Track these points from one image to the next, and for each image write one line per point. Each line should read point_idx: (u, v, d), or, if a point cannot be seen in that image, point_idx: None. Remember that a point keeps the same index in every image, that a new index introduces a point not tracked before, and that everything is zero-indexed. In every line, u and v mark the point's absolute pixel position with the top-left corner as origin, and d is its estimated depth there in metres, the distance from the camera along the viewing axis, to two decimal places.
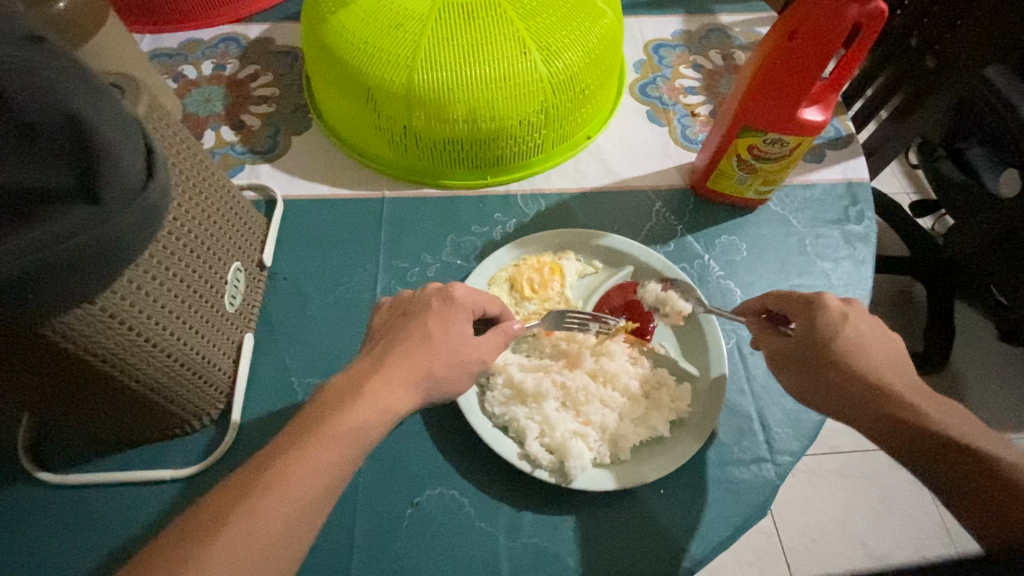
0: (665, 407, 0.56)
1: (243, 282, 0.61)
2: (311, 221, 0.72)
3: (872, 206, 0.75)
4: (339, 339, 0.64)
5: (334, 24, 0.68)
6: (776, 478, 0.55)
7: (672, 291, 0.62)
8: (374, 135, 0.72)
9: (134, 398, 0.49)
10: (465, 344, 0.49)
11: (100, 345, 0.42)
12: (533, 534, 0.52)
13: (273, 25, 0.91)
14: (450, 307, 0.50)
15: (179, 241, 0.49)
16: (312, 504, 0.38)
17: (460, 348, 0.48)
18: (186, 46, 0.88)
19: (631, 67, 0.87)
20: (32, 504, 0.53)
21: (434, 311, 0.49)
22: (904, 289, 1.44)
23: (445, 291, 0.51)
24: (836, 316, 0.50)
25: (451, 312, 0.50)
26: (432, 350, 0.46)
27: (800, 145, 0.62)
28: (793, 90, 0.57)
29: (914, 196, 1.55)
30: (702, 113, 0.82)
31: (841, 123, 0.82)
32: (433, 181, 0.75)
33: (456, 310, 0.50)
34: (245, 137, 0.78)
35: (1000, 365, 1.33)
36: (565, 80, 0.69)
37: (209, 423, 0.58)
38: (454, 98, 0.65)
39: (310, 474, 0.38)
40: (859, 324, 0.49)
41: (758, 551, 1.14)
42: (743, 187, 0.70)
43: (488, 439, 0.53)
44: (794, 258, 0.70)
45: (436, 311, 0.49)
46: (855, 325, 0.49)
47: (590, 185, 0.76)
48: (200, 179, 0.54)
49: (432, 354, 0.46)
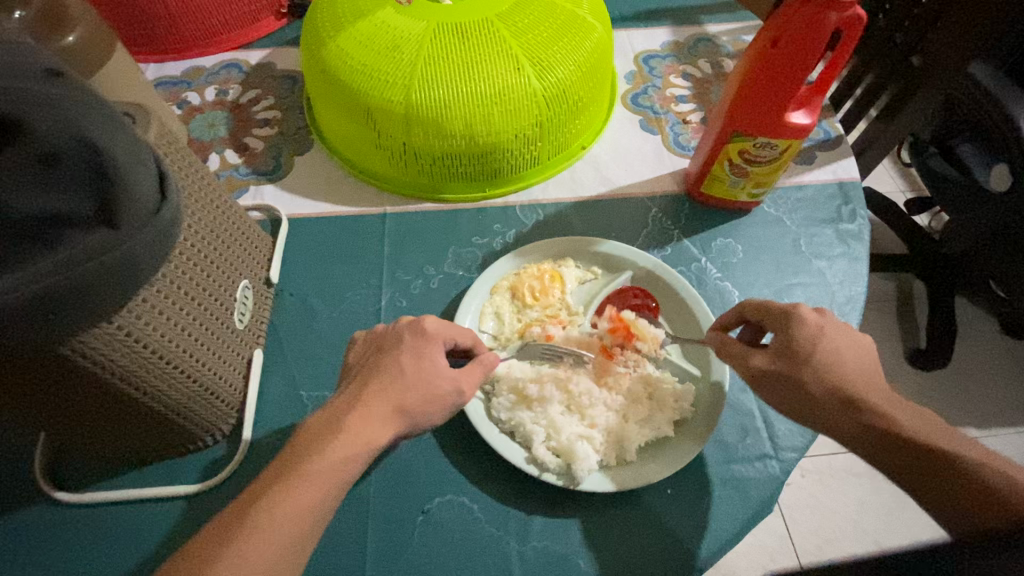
0: (668, 408, 0.57)
1: (251, 299, 0.62)
2: (316, 238, 0.74)
3: (864, 204, 0.76)
4: (346, 353, 0.65)
5: (333, 48, 0.70)
6: (782, 474, 0.56)
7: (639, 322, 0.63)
8: (374, 153, 0.74)
9: (148, 415, 0.50)
10: (440, 375, 0.49)
11: (116, 363, 0.43)
12: (543, 538, 0.53)
13: (273, 50, 0.94)
14: (423, 345, 0.50)
15: (191, 261, 0.50)
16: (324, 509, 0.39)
17: (435, 380, 0.48)
18: (190, 73, 0.90)
19: (622, 79, 0.89)
20: (48, 523, 0.54)
21: (406, 348, 0.49)
22: (904, 286, 1.44)
23: (415, 325, 0.51)
24: (813, 329, 0.50)
25: (422, 348, 0.50)
26: (404, 386, 0.47)
27: (789, 148, 0.63)
28: (780, 95, 0.58)
29: (909, 194, 1.57)
30: (693, 120, 0.84)
31: (830, 125, 0.84)
32: (433, 195, 0.77)
33: (428, 344, 0.50)
34: (248, 159, 0.80)
35: (1003, 359, 1.34)
36: (559, 93, 0.71)
37: (221, 439, 0.59)
38: (452, 114, 0.67)
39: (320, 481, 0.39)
40: (835, 337, 0.51)
41: (772, 554, 1.13)
42: (735, 191, 0.72)
43: (496, 445, 0.54)
44: (790, 258, 0.72)
45: (409, 348, 0.49)
46: (831, 338, 0.50)
47: (586, 194, 0.78)
48: (209, 202, 0.56)
49: (406, 388, 0.47)
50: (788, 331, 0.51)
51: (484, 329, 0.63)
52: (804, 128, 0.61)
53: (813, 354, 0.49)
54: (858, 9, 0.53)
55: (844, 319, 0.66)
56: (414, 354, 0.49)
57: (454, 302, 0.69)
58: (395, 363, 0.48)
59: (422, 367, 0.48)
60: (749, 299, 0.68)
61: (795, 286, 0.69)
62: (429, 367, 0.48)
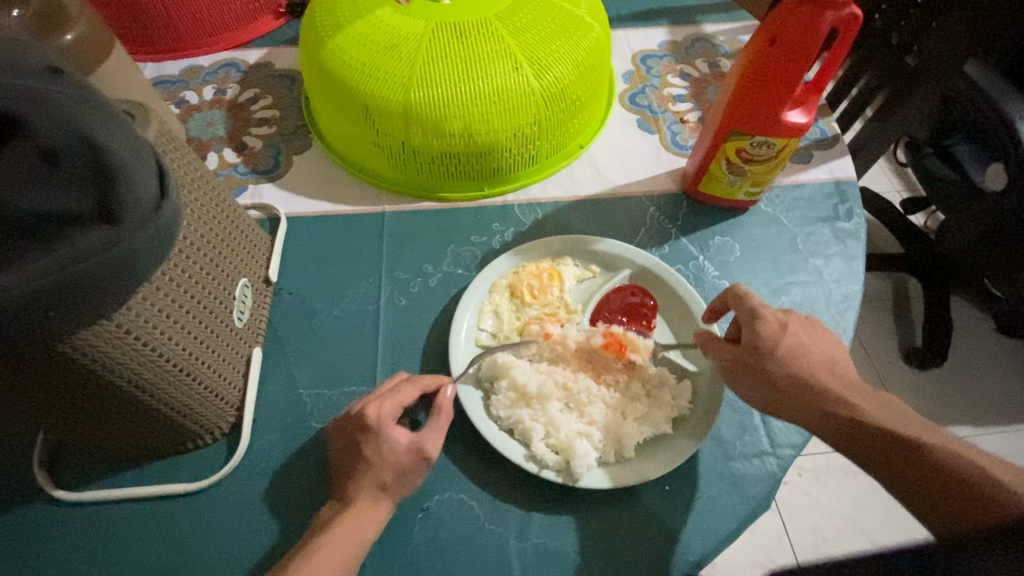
0: (667, 405, 0.57)
1: (250, 298, 0.62)
2: (315, 236, 0.74)
3: (861, 203, 0.77)
4: (345, 351, 0.65)
5: (331, 47, 0.70)
6: (779, 471, 0.57)
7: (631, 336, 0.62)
8: (373, 152, 0.74)
9: (147, 413, 0.50)
10: (399, 450, 0.51)
11: (116, 361, 0.44)
12: (543, 535, 0.53)
13: (271, 49, 0.94)
14: (374, 428, 0.52)
15: (190, 259, 0.50)
16: None
17: (393, 456, 0.51)
18: (188, 72, 0.90)
19: (620, 78, 0.90)
20: (47, 522, 0.54)
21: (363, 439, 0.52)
22: (901, 285, 1.45)
23: (363, 417, 0.53)
24: (775, 326, 0.54)
25: (376, 433, 0.52)
26: (378, 468, 0.51)
27: (786, 147, 0.64)
28: (777, 93, 0.59)
29: (904, 194, 1.57)
30: (691, 119, 0.85)
31: (826, 124, 0.84)
32: (432, 194, 0.77)
33: (378, 428, 0.52)
34: (247, 158, 0.80)
35: (999, 358, 1.35)
36: (557, 92, 0.71)
37: (220, 437, 0.59)
38: (450, 114, 0.67)
39: None
40: (798, 332, 0.54)
41: (769, 552, 1.14)
42: (733, 190, 0.72)
43: (495, 442, 0.54)
44: (787, 256, 0.72)
45: (364, 437, 0.52)
46: (793, 332, 0.54)
47: (585, 193, 0.78)
48: (208, 200, 0.56)
49: (384, 470, 0.51)
50: (754, 330, 0.54)
51: (483, 327, 0.63)
52: (799, 126, 0.61)
53: (777, 349, 0.52)
54: (855, 8, 0.53)
55: (841, 317, 0.67)
56: (370, 443, 0.52)
57: (453, 301, 0.69)
58: (360, 454, 0.52)
59: (379, 451, 0.51)
60: None
61: (793, 284, 0.70)
62: (387, 450, 0.51)
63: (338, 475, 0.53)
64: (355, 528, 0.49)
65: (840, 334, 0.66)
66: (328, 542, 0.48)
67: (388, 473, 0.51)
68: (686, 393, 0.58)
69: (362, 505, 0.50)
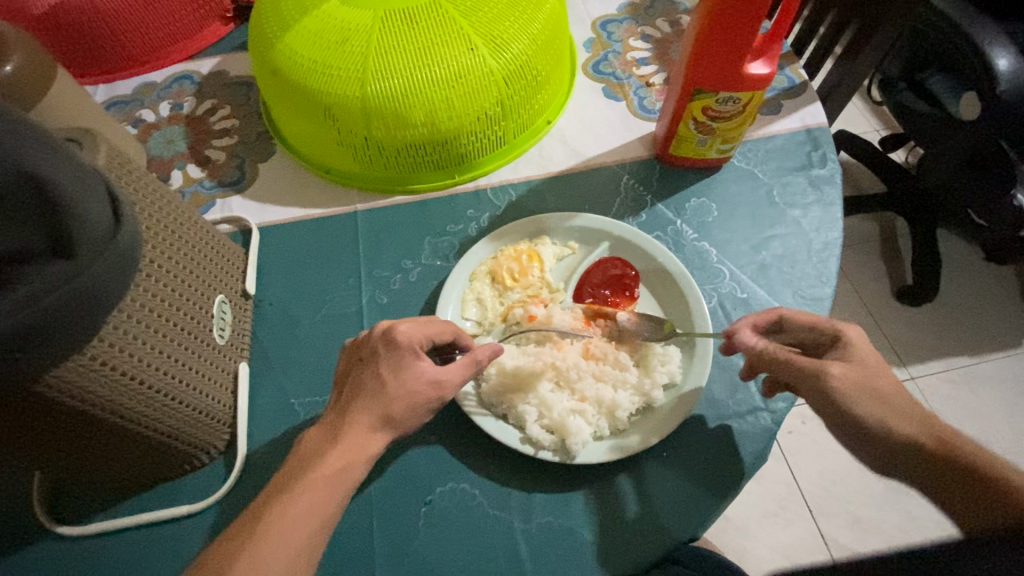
0: (657, 372, 0.58)
1: (229, 314, 0.61)
2: (290, 244, 0.73)
3: (834, 148, 0.76)
4: (331, 356, 0.65)
5: (281, 48, 0.68)
6: (773, 425, 0.57)
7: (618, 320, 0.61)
8: (338, 151, 0.73)
9: (138, 440, 0.50)
10: (420, 380, 0.50)
11: (96, 393, 0.43)
12: (545, 513, 0.53)
13: (224, 56, 0.92)
14: (398, 353, 0.50)
15: (161, 282, 0.49)
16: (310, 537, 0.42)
17: (415, 384, 0.49)
18: (141, 90, 0.88)
19: (582, 47, 0.88)
20: (56, 558, 0.54)
21: (382, 357, 0.50)
22: (887, 225, 1.45)
23: (389, 335, 0.51)
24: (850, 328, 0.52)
25: (399, 354, 0.50)
26: (388, 395, 0.48)
27: (752, 100, 0.63)
28: (736, 46, 0.58)
29: (883, 132, 1.57)
30: (657, 82, 0.83)
31: (793, 72, 0.83)
32: (403, 187, 0.76)
33: (405, 353, 0.50)
34: (212, 172, 0.79)
35: (991, 285, 1.36)
36: (516, 70, 0.70)
37: (217, 455, 0.59)
38: (410, 104, 0.66)
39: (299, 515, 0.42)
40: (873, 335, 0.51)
41: (781, 501, 1.16)
42: (704, 149, 0.71)
43: (490, 429, 0.54)
44: (765, 210, 0.72)
45: (385, 357, 0.50)
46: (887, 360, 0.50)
47: (556, 169, 0.77)
48: (172, 220, 0.54)
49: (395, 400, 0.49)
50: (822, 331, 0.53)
51: (467, 317, 0.63)
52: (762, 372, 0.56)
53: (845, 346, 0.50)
54: None
55: (823, 266, 0.67)
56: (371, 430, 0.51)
57: (435, 293, 0.68)
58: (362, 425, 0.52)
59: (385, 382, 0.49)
60: (728, 256, 0.69)
61: (772, 238, 0.69)
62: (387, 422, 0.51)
63: (331, 413, 0.51)
64: (354, 467, 0.46)
65: (823, 282, 0.66)
66: (318, 483, 0.44)
67: (399, 405, 0.48)
68: (659, 336, 0.60)
69: (361, 441, 0.47)
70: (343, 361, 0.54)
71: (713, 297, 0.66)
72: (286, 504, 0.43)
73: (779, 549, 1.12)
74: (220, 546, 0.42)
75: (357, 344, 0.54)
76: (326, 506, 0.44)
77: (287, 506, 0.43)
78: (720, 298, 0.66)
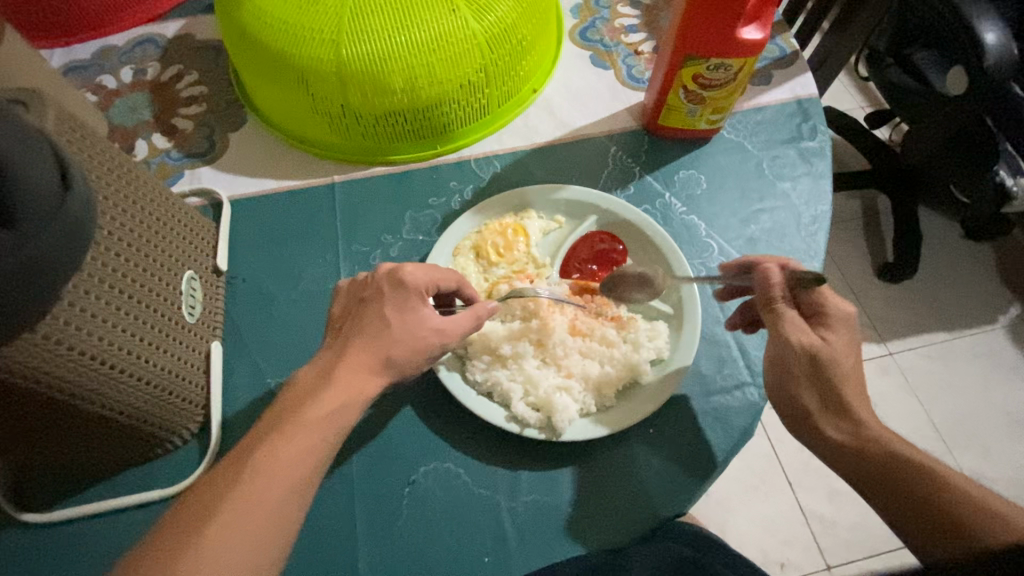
0: (644, 348, 0.56)
1: (199, 291, 0.58)
2: (264, 218, 0.70)
3: (824, 119, 0.74)
4: (309, 333, 0.62)
5: (250, 7, 0.64)
6: (761, 400, 0.57)
7: (608, 302, 0.60)
8: (313, 120, 0.70)
9: (102, 423, 0.47)
10: (427, 327, 0.49)
11: (50, 374, 0.40)
12: (532, 492, 0.52)
13: (189, 19, 0.86)
14: (400, 305, 0.49)
15: (122, 257, 0.46)
16: (285, 518, 0.39)
17: (421, 331, 0.48)
18: (101, 55, 0.83)
19: (568, 13, 0.84)
20: (20, 546, 0.52)
21: (388, 297, 0.49)
22: (870, 202, 1.46)
23: (396, 274, 0.50)
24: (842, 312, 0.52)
25: (406, 296, 0.49)
26: (391, 337, 0.47)
27: (744, 68, 0.61)
28: (729, 10, 0.55)
29: (868, 108, 1.57)
30: (645, 50, 0.81)
31: (784, 41, 0.81)
32: (383, 158, 0.73)
33: (411, 295, 0.49)
34: (178, 142, 0.75)
35: (969, 262, 1.38)
36: (500, 34, 0.66)
37: (191, 438, 0.57)
38: (388, 68, 0.63)
39: (267, 484, 0.39)
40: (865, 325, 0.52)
41: (762, 475, 1.17)
42: (693, 120, 0.69)
43: (475, 408, 0.53)
44: (754, 183, 0.70)
45: (392, 297, 0.49)
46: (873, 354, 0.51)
47: (542, 140, 0.74)
48: (134, 190, 0.51)
49: (394, 340, 0.47)
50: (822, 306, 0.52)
51: None
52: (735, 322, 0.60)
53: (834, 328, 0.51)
54: None
55: (812, 239, 0.66)
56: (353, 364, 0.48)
57: None
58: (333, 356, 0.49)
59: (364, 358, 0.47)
60: (716, 230, 0.67)
61: (761, 212, 0.68)
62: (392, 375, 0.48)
63: (326, 353, 0.49)
64: (347, 407, 0.44)
65: (812, 257, 0.65)
66: None
67: (400, 349, 0.47)
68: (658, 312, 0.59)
69: (353, 381, 0.45)
70: (342, 303, 0.52)
71: (701, 271, 0.65)
72: (274, 446, 0.41)
73: (759, 522, 1.14)
74: (204, 488, 0.40)
75: (356, 284, 0.52)
76: (317, 449, 0.42)
77: (275, 449, 0.41)
78: (708, 273, 0.65)
